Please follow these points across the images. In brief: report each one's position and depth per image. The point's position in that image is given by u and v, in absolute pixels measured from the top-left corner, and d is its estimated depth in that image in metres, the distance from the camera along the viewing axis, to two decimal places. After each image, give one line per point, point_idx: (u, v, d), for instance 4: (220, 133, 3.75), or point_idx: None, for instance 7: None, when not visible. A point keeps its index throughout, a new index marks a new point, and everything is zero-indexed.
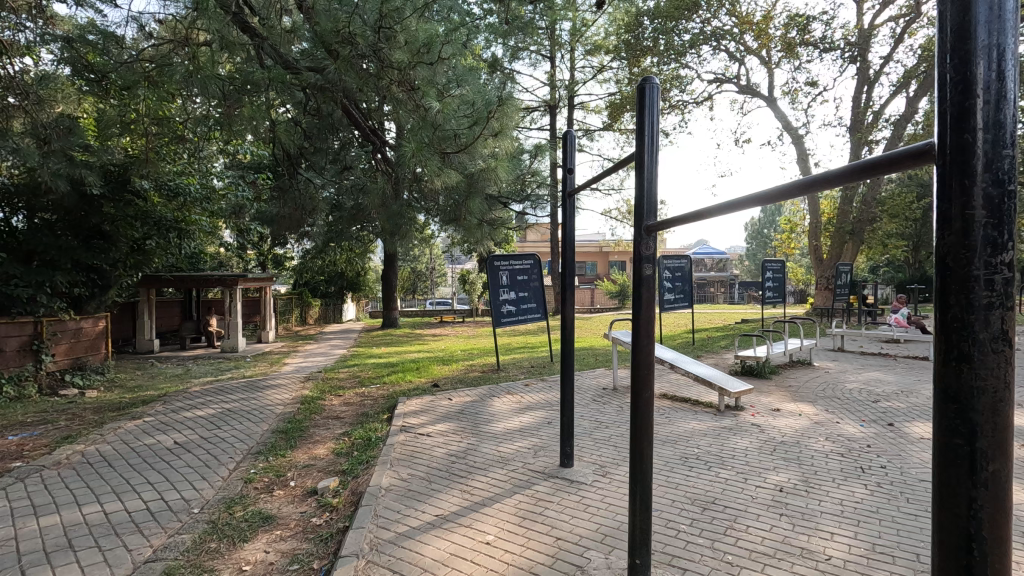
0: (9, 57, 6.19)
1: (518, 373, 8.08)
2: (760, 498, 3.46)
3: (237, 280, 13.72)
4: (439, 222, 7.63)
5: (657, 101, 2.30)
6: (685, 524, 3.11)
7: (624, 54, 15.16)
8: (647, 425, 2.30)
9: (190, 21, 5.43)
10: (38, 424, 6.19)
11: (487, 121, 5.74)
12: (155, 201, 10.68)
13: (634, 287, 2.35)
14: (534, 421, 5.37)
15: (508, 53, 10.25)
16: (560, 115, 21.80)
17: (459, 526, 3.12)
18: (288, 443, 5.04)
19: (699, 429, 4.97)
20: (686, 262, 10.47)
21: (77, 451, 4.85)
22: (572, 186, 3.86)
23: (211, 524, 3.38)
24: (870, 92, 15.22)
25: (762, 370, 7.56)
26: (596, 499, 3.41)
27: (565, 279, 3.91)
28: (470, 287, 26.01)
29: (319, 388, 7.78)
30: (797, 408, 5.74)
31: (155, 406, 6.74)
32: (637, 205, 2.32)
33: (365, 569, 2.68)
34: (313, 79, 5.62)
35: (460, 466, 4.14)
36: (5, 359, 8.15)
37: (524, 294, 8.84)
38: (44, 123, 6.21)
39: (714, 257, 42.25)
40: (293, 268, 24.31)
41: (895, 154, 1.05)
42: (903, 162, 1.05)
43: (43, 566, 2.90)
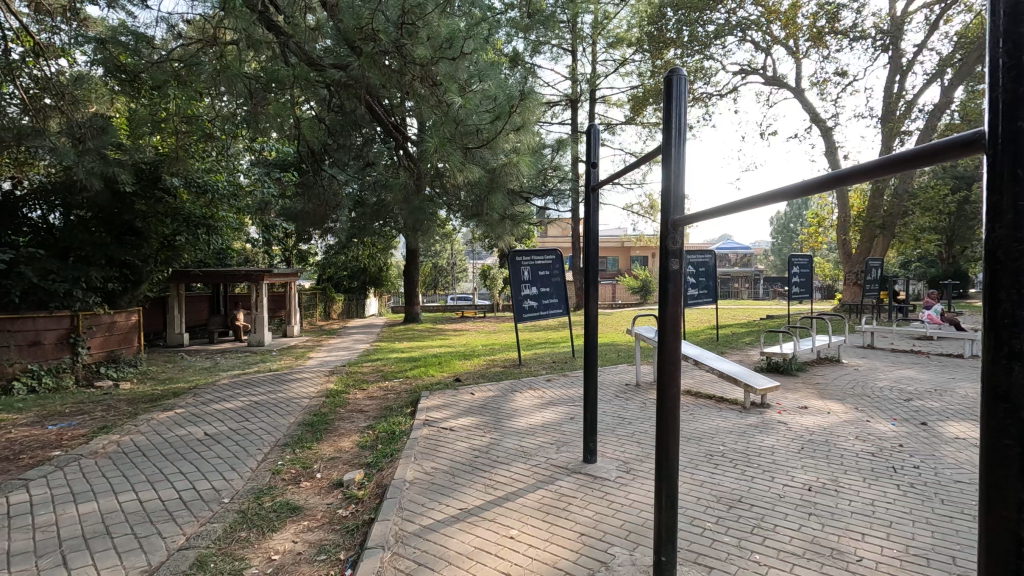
0: (46, 59, 6.40)
1: (540, 369, 8.05)
2: (788, 497, 3.41)
3: (263, 275, 13.96)
4: (460, 217, 7.61)
5: (684, 94, 2.27)
6: (710, 522, 3.08)
7: (647, 46, 14.94)
8: (672, 423, 2.28)
9: (216, 20, 5.55)
10: (76, 414, 6.41)
11: (508, 116, 5.73)
12: (185, 198, 10.92)
13: (660, 284, 2.32)
14: (557, 417, 5.35)
15: (530, 47, 10.17)
16: (581, 109, 21.67)
17: (483, 520, 3.13)
18: (314, 436, 5.12)
19: (723, 426, 4.91)
20: (710, 257, 10.33)
21: (114, 441, 5.00)
22: (595, 180, 3.83)
23: (241, 514, 3.45)
24: (903, 82, 14.77)
25: (789, 367, 7.41)
26: (620, 495, 3.39)
27: (588, 274, 3.89)
28: (491, 282, 26.04)
29: (344, 382, 7.88)
30: (825, 407, 5.61)
31: (186, 398, 6.93)
32: (664, 201, 2.30)
33: (391, 561, 2.71)
34: (337, 75, 5.66)
35: (483, 460, 4.16)
36: (43, 352, 8.53)
37: (546, 290, 8.81)
38: (79, 123, 6.40)
39: (739, 251, 41.70)
40: (318, 264, 24.69)
41: (938, 146, 1.03)
42: (944, 155, 1.04)
43: (82, 552, 2.99)
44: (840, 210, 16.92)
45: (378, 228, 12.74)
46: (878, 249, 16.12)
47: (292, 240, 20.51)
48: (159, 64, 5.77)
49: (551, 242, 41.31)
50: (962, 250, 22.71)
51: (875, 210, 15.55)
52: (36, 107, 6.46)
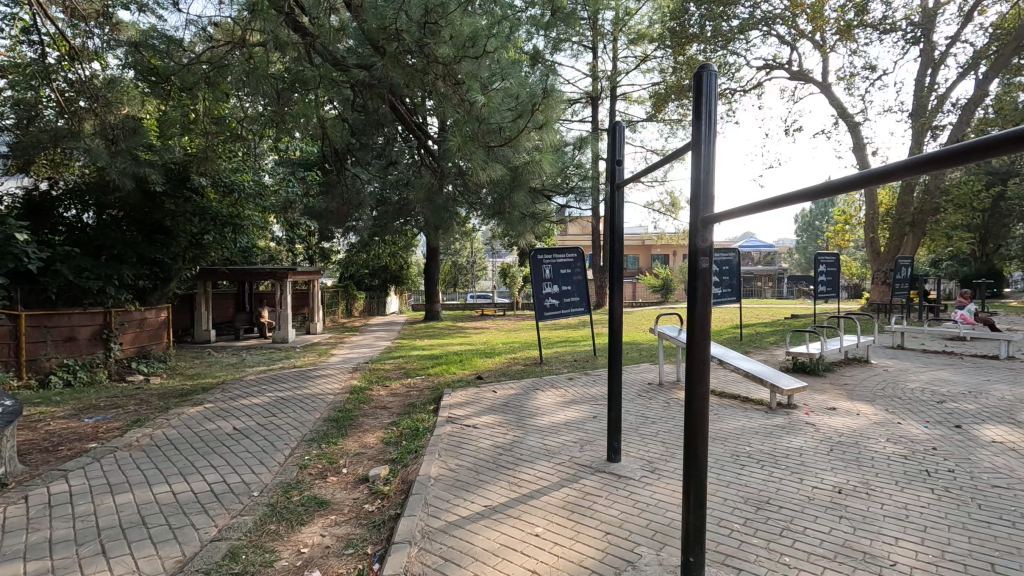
0: (80, 62, 6.57)
1: (561, 368, 8.06)
2: (817, 499, 3.35)
3: (287, 274, 14.16)
4: (480, 216, 7.65)
5: (715, 89, 2.23)
6: (739, 523, 3.04)
7: (669, 42, 14.74)
8: (702, 422, 2.26)
9: (244, 22, 5.66)
10: (110, 408, 6.60)
11: (531, 114, 5.71)
12: (212, 197, 11.16)
13: (689, 281, 2.28)
14: (579, 416, 5.33)
15: (551, 45, 10.13)
16: (602, 106, 21.57)
17: (508, 518, 3.14)
18: (339, 432, 5.19)
19: (749, 427, 4.84)
20: (733, 256, 10.20)
21: (147, 434, 5.14)
22: (620, 177, 3.80)
23: (271, 507, 3.52)
24: (935, 76, 14.37)
25: (816, 367, 7.28)
26: (646, 495, 3.37)
27: (613, 272, 3.85)
28: (512, 281, 26.03)
29: (367, 378, 7.98)
30: (854, 408, 5.51)
31: (214, 394, 7.09)
32: (692, 197, 2.28)
33: (418, 556, 2.74)
34: (361, 76, 5.73)
35: (507, 458, 4.18)
36: (78, 347, 8.80)
37: (568, 288, 8.79)
38: (112, 124, 6.55)
39: (762, 250, 41.05)
40: (340, 262, 24.96)
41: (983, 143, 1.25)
42: (991, 149, 1.25)
43: (120, 541, 3.08)
44: (867, 207, 16.57)
45: (399, 226, 12.85)
46: (908, 247, 15.74)
47: (315, 238, 20.78)
48: (190, 67, 5.90)
49: (571, 241, 41.32)
50: (997, 248, 22.02)
51: (905, 207, 15.16)
52: (71, 110, 6.63)
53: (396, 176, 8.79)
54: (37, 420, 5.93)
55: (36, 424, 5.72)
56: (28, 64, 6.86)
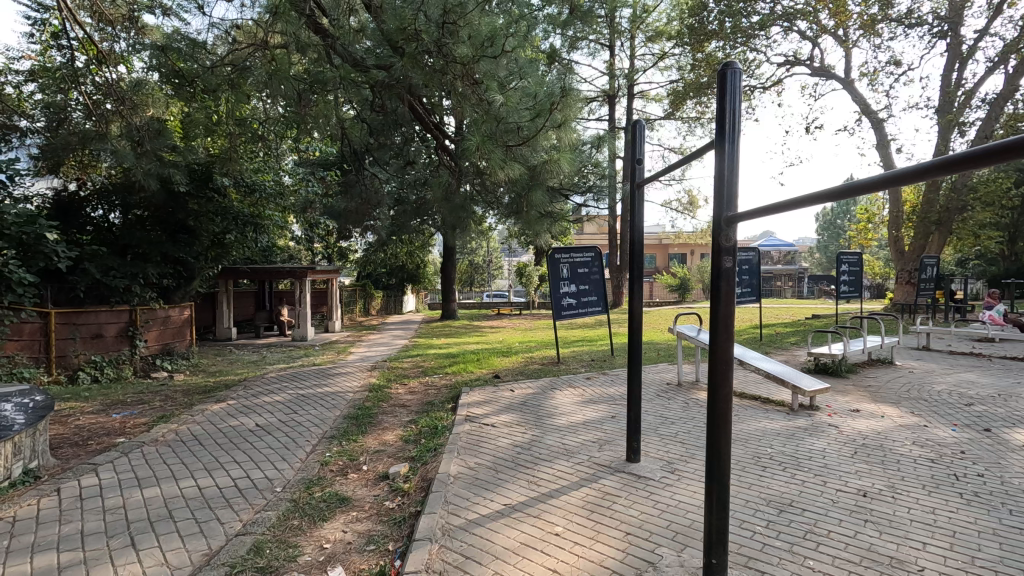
0: (107, 66, 6.72)
1: (579, 367, 8.05)
2: (841, 503, 3.30)
3: (307, 272, 14.31)
4: (497, 215, 7.67)
5: (739, 87, 2.22)
6: (761, 525, 3.01)
7: (687, 39, 14.59)
8: (724, 421, 2.24)
9: (267, 24, 5.74)
10: (136, 404, 6.75)
11: (549, 113, 5.70)
12: (233, 197, 11.39)
13: (712, 280, 2.26)
14: (598, 415, 5.32)
15: (568, 43, 10.09)
16: (619, 105, 21.45)
17: (528, 517, 3.15)
18: (359, 429, 5.25)
19: (771, 429, 4.78)
20: (753, 255, 10.06)
21: (172, 430, 5.25)
22: (641, 177, 3.78)
23: (293, 503, 3.57)
24: (962, 71, 14.03)
25: (838, 368, 7.16)
26: (666, 496, 3.34)
27: (634, 272, 3.83)
28: (528, 280, 26.00)
29: (385, 376, 8.06)
30: (878, 410, 5.41)
31: (236, 390, 7.21)
32: (715, 197, 2.27)
33: (438, 553, 2.76)
34: (381, 76, 5.79)
35: (526, 457, 4.18)
36: (105, 345, 9.01)
37: (585, 287, 8.77)
38: (138, 126, 6.70)
39: (782, 248, 40.38)
40: (358, 261, 25.15)
41: (978, 155, 1.34)
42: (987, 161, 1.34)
43: (148, 533, 3.16)
44: (891, 206, 16.25)
45: (416, 225, 12.93)
46: (934, 246, 15.40)
47: (333, 237, 20.99)
48: (213, 69, 6.01)
49: (587, 240, 41.20)
50: None
51: (930, 205, 14.85)
52: (98, 112, 6.79)
53: (414, 175, 8.84)
54: (68, 415, 6.11)
55: (67, 419, 5.88)
56: (58, 68, 7.05)
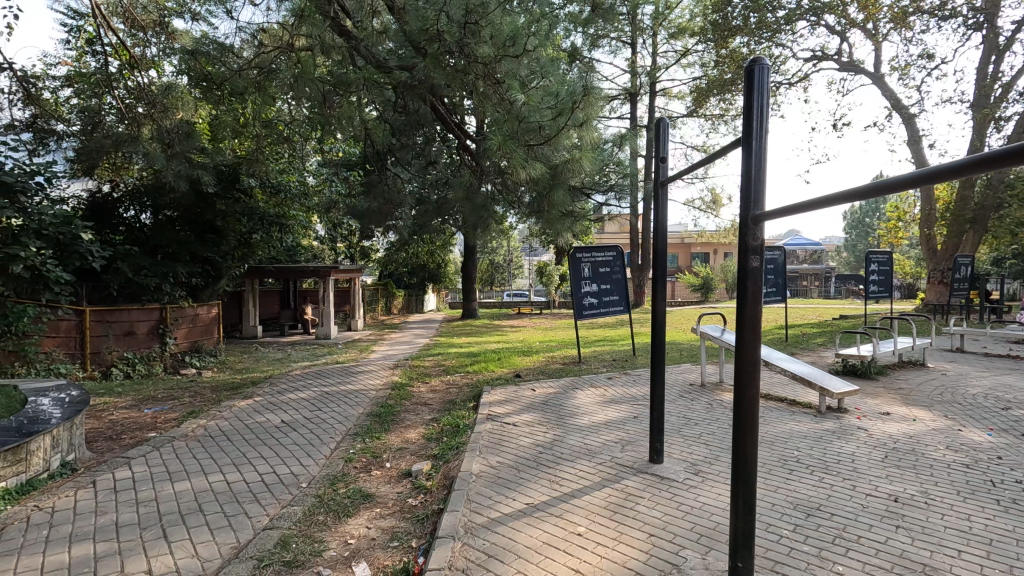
0: (139, 70, 6.90)
1: (601, 367, 8.02)
2: (871, 508, 3.22)
3: (330, 271, 14.49)
4: (518, 214, 7.68)
5: (767, 83, 2.18)
6: (788, 529, 2.95)
7: (711, 35, 14.37)
8: (751, 422, 2.21)
9: (292, 27, 5.83)
10: (167, 400, 6.93)
11: (571, 112, 5.69)
12: (259, 198, 11.64)
13: (739, 279, 2.23)
14: (620, 415, 5.29)
15: (589, 41, 10.01)
16: (641, 102, 21.25)
17: (550, 516, 3.15)
18: (382, 427, 5.30)
19: (797, 431, 4.70)
20: (779, 254, 9.89)
21: (202, 425, 5.38)
22: (664, 175, 3.74)
23: (318, 498, 3.63)
24: (999, 63, 13.57)
25: (867, 370, 6.99)
26: (690, 498, 3.31)
27: (657, 271, 3.79)
28: (549, 279, 25.90)
29: (408, 375, 8.13)
30: (909, 413, 5.27)
31: (263, 387, 7.35)
32: (742, 196, 2.23)
33: (461, 551, 2.78)
34: (403, 77, 5.85)
35: (548, 457, 4.18)
36: (136, 341, 9.25)
37: (606, 287, 8.72)
38: (169, 129, 6.88)
39: (809, 247, 39.53)
40: (380, 260, 25.40)
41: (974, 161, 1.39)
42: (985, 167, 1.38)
43: (179, 526, 3.24)
44: (922, 203, 15.79)
45: (437, 225, 13.01)
46: (968, 246, 14.93)
47: (356, 237, 21.24)
48: (241, 72, 6.12)
49: (609, 240, 40.97)
50: None
51: (964, 203, 14.41)
52: (130, 116, 6.97)
53: (436, 174, 8.89)
54: (103, 409, 6.31)
55: (102, 414, 6.08)
56: (93, 73, 7.26)
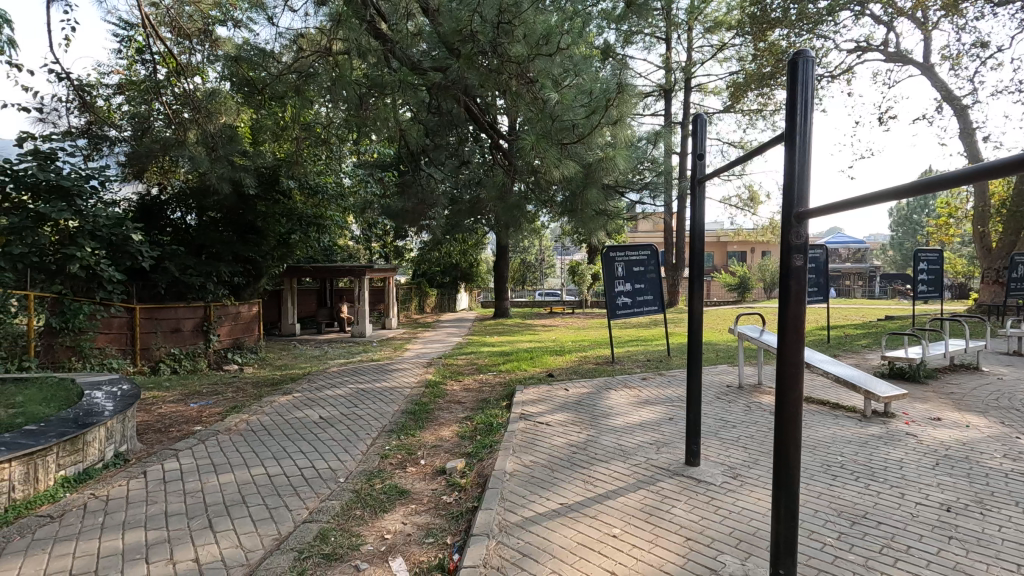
0: (184, 77, 7.15)
1: (635, 367, 7.92)
2: (922, 517, 3.09)
3: (365, 270, 14.75)
4: (551, 213, 7.66)
5: (812, 76, 2.10)
6: (832, 537, 2.86)
7: (749, 29, 13.98)
8: (793, 424, 2.15)
9: (330, 31, 5.95)
10: (211, 394, 7.18)
11: (605, 110, 5.64)
12: (298, 199, 11.96)
13: (781, 279, 2.17)
14: (655, 416, 5.22)
15: (623, 38, 9.88)
16: (675, 98, 20.87)
17: (585, 517, 3.13)
18: (417, 424, 5.37)
19: (841, 435, 4.54)
20: (821, 253, 9.57)
21: (244, 420, 5.56)
22: (702, 172, 3.67)
23: (356, 493, 3.70)
24: None
25: (916, 373, 6.70)
26: (728, 502, 3.24)
27: (693, 271, 3.73)
28: (581, 278, 25.67)
29: (441, 373, 8.22)
30: (963, 419, 5.02)
31: (301, 384, 7.54)
32: (785, 194, 2.17)
33: (496, 549, 2.79)
34: (437, 79, 5.92)
35: (582, 457, 4.16)
36: (183, 338, 9.63)
37: (640, 286, 8.61)
38: (212, 133, 7.13)
39: (852, 246, 38.15)
40: (413, 259, 25.71)
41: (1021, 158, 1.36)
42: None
43: (224, 516, 3.36)
44: (976, 199, 15.01)
45: (470, 224, 13.07)
46: None
47: (390, 236, 21.54)
48: (280, 77, 6.27)
49: (642, 238, 40.47)
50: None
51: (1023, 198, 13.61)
52: (178, 121, 7.19)
53: (468, 174, 8.94)
54: (152, 403, 6.58)
55: (151, 407, 6.35)
56: (143, 81, 7.56)
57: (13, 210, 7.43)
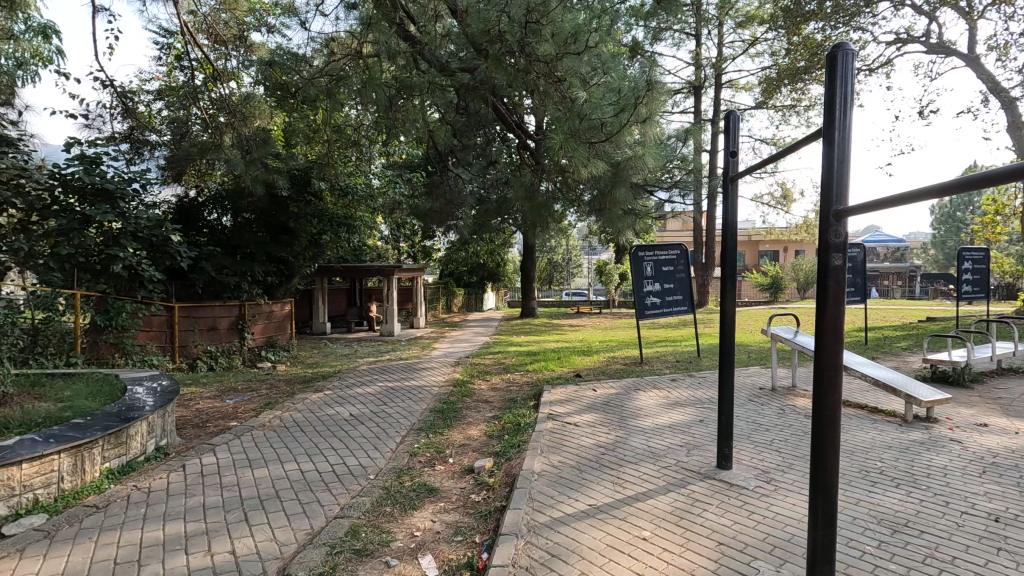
0: (221, 82, 7.36)
1: (664, 368, 7.82)
2: (968, 527, 2.96)
3: (393, 270, 14.93)
4: (578, 213, 7.62)
5: (851, 69, 2.04)
6: (872, 546, 2.77)
7: (782, 22, 13.63)
8: (831, 428, 2.09)
9: (360, 34, 6.04)
10: (246, 391, 7.37)
11: (634, 108, 5.61)
12: (329, 200, 12.18)
13: (819, 278, 2.11)
14: (685, 418, 5.15)
15: (651, 35, 9.75)
16: (705, 95, 20.50)
17: (614, 519, 3.10)
18: (445, 423, 5.41)
19: (880, 440, 4.40)
20: (858, 253, 9.29)
21: (277, 416, 5.69)
22: (734, 170, 3.60)
23: (386, 490, 3.75)
24: None
25: (960, 377, 6.43)
26: (761, 507, 3.17)
27: (726, 270, 3.65)
28: (608, 278, 25.39)
29: (469, 372, 8.25)
30: (1011, 425, 4.80)
31: (331, 382, 7.68)
32: (823, 190, 2.11)
33: (524, 549, 2.79)
34: (465, 79, 5.96)
35: (610, 458, 4.13)
36: (219, 335, 9.89)
37: (669, 286, 8.49)
38: (247, 136, 7.32)
39: (891, 245, 36.88)
40: (440, 259, 25.89)
41: None
42: None
43: (259, 510, 3.44)
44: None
45: (496, 224, 13.10)
46: None
47: (418, 236, 21.74)
48: (312, 80, 6.38)
49: (671, 237, 39.92)
50: None
51: None
52: (214, 125, 7.38)
53: (495, 174, 8.97)
54: (190, 398, 6.80)
55: (190, 403, 6.55)
56: (181, 86, 7.80)
57: (60, 212, 7.71)
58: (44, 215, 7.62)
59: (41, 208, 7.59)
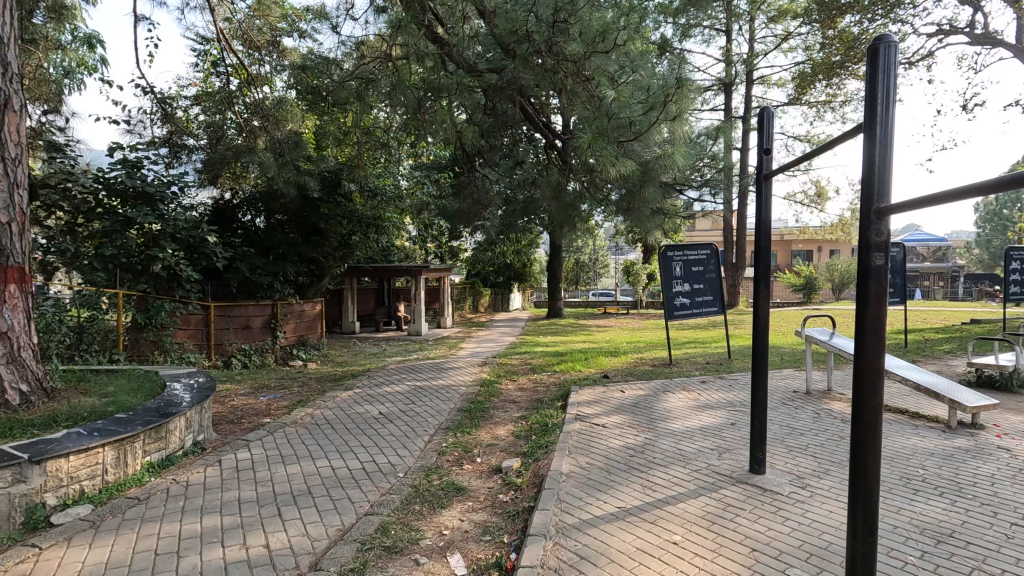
0: (254, 87, 7.54)
1: (693, 369, 7.71)
2: (1017, 539, 2.83)
3: (421, 270, 15.06)
4: (605, 212, 7.57)
5: (894, 60, 1.97)
6: (914, 556, 2.67)
7: (817, 16, 13.25)
8: (871, 433, 2.02)
9: (389, 37, 6.11)
10: (278, 388, 7.54)
11: (663, 106, 5.56)
12: (358, 201, 12.37)
13: (860, 279, 2.04)
14: (717, 421, 5.05)
15: (681, 30, 9.60)
16: (736, 92, 20.09)
17: (644, 521, 3.07)
18: (473, 423, 5.43)
19: (922, 447, 4.24)
20: (898, 252, 8.97)
21: (308, 414, 5.80)
22: (768, 168, 3.51)
23: (415, 488, 3.78)
24: None
25: (1008, 382, 6.16)
26: (796, 513, 3.09)
27: (759, 271, 3.57)
28: (636, 278, 25.15)
29: (496, 372, 8.28)
30: None
31: (361, 380, 7.79)
32: (864, 187, 2.04)
33: (553, 550, 2.78)
34: (493, 79, 5.96)
35: (639, 460, 4.08)
36: (252, 334, 10.09)
37: (699, 287, 8.35)
38: (280, 140, 7.49)
39: (932, 244, 35.51)
40: (467, 260, 26.00)
41: None
42: None
43: (292, 506, 3.51)
44: None
45: (523, 224, 13.10)
46: None
47: (445, 237, 21.87)
48: (343, 83, 6.49)
49: (700, 237, 39.26)
50: None
51: None
52: (248, 129, 7.58)
53: (523, 174, 8.96)
54: (226, 395, 6.99)
55: (225, 399, 6.73)
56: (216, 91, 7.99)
57: (104, 214, 8.03)
58: (89, 216, 7.95)
59: (87, 210, 7.93)
